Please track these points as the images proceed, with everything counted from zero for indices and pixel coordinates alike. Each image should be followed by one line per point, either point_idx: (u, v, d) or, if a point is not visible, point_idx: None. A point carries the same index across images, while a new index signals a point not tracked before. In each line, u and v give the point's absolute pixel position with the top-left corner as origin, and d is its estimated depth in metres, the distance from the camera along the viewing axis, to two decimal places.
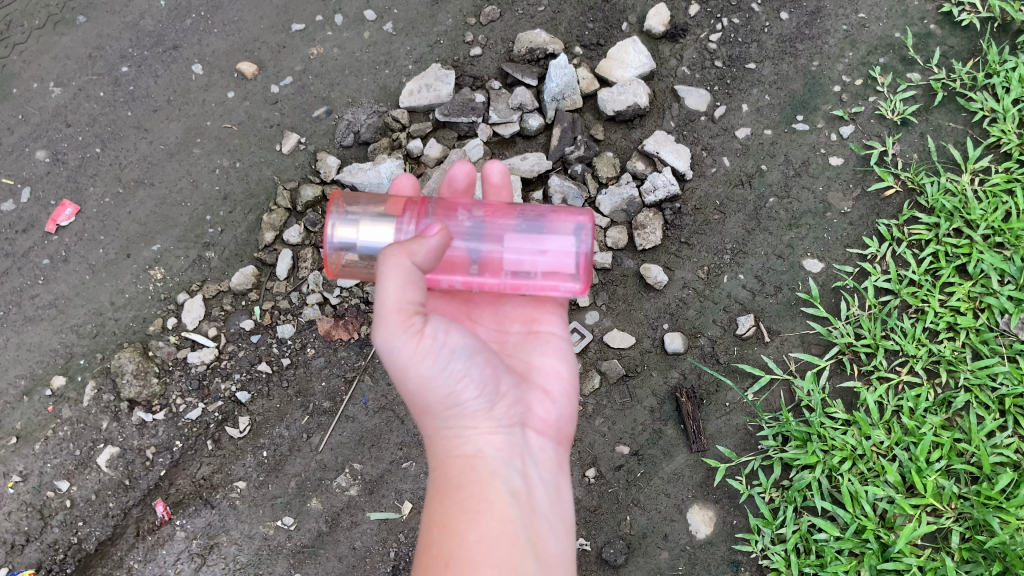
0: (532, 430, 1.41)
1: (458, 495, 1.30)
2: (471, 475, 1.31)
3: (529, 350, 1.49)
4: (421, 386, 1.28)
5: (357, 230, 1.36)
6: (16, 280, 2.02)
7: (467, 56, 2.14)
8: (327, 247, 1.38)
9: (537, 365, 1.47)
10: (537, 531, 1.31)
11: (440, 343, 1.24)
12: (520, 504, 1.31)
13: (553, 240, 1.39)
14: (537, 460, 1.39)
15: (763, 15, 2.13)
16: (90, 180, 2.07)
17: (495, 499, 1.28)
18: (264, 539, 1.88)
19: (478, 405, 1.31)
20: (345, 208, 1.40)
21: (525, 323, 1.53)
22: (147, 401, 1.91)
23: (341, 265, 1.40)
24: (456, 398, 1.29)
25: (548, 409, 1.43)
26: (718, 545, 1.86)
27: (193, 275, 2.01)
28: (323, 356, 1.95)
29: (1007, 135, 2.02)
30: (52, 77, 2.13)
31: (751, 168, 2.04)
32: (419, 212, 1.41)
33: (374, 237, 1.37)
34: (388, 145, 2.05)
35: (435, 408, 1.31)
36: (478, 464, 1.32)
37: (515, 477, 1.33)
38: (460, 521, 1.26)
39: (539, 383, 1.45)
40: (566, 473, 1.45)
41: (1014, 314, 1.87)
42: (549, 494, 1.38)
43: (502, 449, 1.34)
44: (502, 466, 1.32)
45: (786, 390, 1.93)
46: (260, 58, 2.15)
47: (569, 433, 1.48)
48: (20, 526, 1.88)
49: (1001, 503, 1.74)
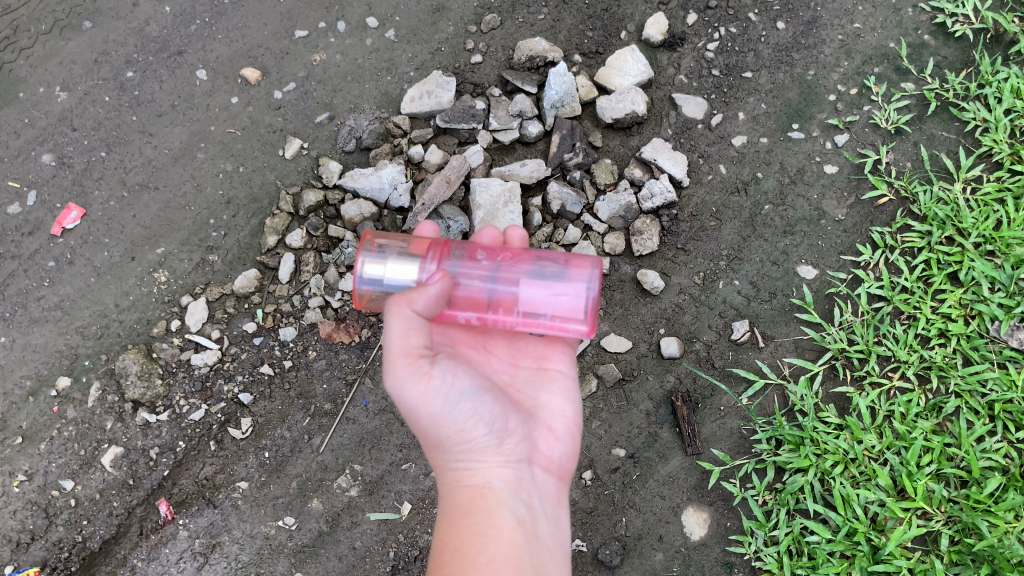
0: (538, 464, 1.44)
1: (468, 522, 1.35)
2: (480, 505, 1.35)
3: (537, 386, 1.51)
4: (432, 423, 1.32)
5: (384, 267, 1.41)
6: (22, 282, 2.04)
7: (467, 64, 2.17)
8: (357, 281, 1.43)
9: (544, 402, 1.49)
10: (541, 557, 1.35)
11: (448, 385, 1.28)
12: (526, 533, 1.35)
13: (564, 287, 1.39)
14: (541, 492, 1.42)
15: (760, 25, 2.16)
16: (96, 183, 2.10)
17: (503, 526, 1.33)
18: (265, 538, 1.91)
19: (488, 441, 1.35)
20: (376, 245, 1.44)
21: (537, 359, 1.56)
22: (151, 401, 1.95)
23: (369, 298, 1.46)
24: (465, 434, 1.32)
25: (553, 445, 1.46)
26: (711, 547, 1.89)
27: (197, 277, 2.04)
28: (324, 358, 1.98)
29: (999, 144, 2.05)
30: (58, 82, 2.16)
31: (747, 175, 2.07)
32: (441, 252, 1.45)
33: (400, 274, 1.41)
34: (390, 151, 2.09)
35: (446, 441, 1.35)
36: (487, 493, 1.36)
37: (521, 506, 1.37)
38: (472, 546, 1.31)
39: (545, 419, 1.48)
40: (568, 506, 1.48)
41: (1004, 321, 1.91)
42: (552, 524, 1.42)
43: (509, 480, 1.37)
44: (510, 496, 1.36)
45: (780, 395, 1.96)
46: (264, 64, 2.18)
47: (571, 468, 1.51)
48: (26, 524, 1.91)
49: (989, 507, 1.78)
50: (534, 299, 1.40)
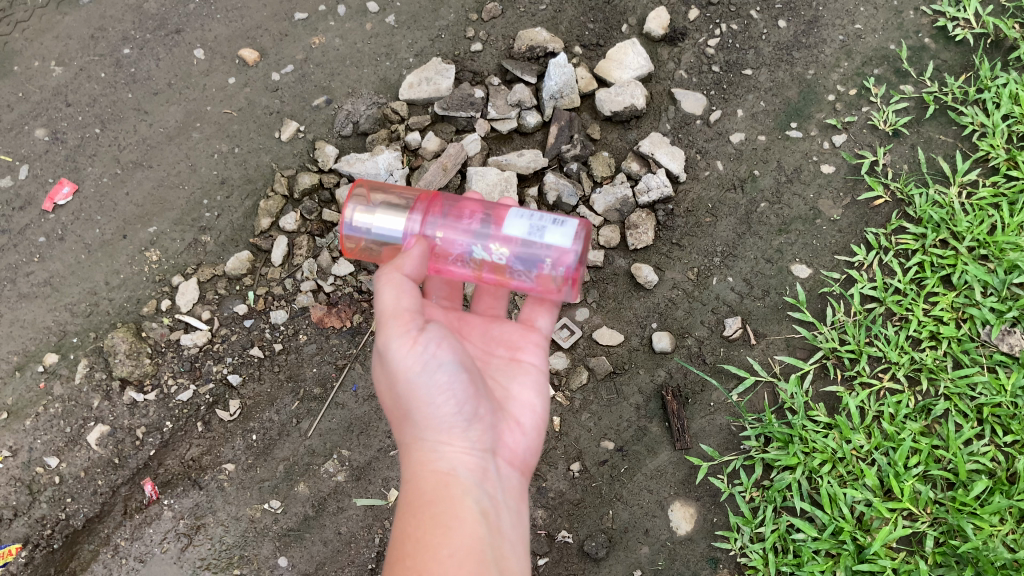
0: (502, 457, 1.44)
1: (430, 511, 1.29)
2: (444, 492, 1.31)
3: (510, 376, 1.51)
4: (407, 391, 1.32)
5: (370, 219, 1.42)
6: (11, 256, 2.02)
7: (467, 51, 2.16)
8: (344, 232, 1.44)
9: (514, 395, 1.49)
10: (502, 551, 1.30)
11: (431, 354, 1.29)
12: (488, 524, 1.31)
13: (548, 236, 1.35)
14: (504, 487, 1.41)
15: (761, 22, 2.16)
16: (89, 160, 2.08)
17: (465, 516, 1.29)
18: (250, 521, 1.90)
19: (456, 421, 1.34)
20: (366, 196, 1.45)
21: (510, 350, 1.55)
22: (139, 380, 1.93)
23: (359, 248, 1.46)
24: (438, 411, 1.33)
25: (519, 439, 1.47)
26: (697, 542, 1.89)
27: (189, 258, 2.02)
28: (315, 342, 1.97)
29: (996, 149, 2.05)
30: (54, 56, 2.14)
31: (744, 172, 2.07)
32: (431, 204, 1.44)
33: (389, 224, 1.41)
34: (387, 136, 2.07)
35: (417, 415, 1.34)
36: (453, 481, 1.32)
37: (483, 498, 1.34)
38: (432, 536, 1.25)
39: (513, 414, 1.48)
40: (527, 503, 1.47)
41: (995, 325, 1.91)
42: (513, 519, 1.39)
43: (473, 470, 1.35)
44: (473, 485, 1.34)
45: (770, 392, 1.96)
46: (262, 45, 2.16)
47: (532, 465, 1.52)
48: (9, 500, 1.89)
49: (975, 510, 1.78)
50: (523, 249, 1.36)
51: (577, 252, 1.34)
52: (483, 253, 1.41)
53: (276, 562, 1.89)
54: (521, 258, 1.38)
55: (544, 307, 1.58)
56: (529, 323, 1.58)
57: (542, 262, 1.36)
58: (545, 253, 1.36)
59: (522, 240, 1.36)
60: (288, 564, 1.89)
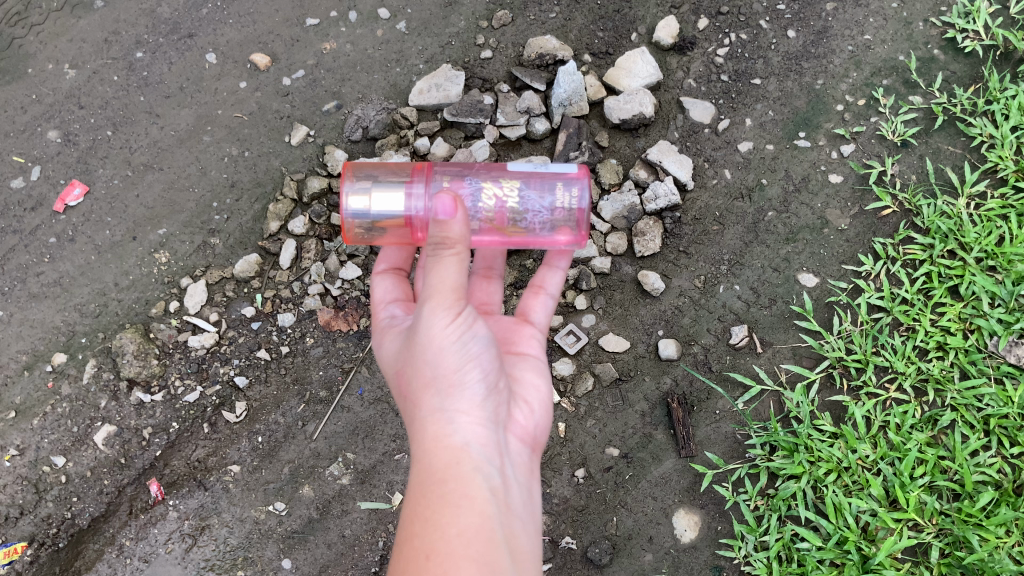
0: (513, 434, 1.43)
1: (442, 489, 1.26)
2: (458, 467, 1.28)
3: (513, 363, 1.53)
4: (435, 359, 1.30)
5: (370, 198, 1.37)
6: (22, 257, 2.03)
7: (477, 58, 2.17)
8: (343, 216, 1.38)
9: (520, 377, 1.51)
10: (512, 529, 1.30)
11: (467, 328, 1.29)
12: (498, 503, 1.29)
13: (551, 175, 1.42)
14: (516, 464, 1.40)
15: (770, 32, 2.16)
16: (100, 162, 2.09)
17: (476, 495, 1.26)
18: (255, 523, 1.90)
19: (477, 395, 1.33)
20: (357, 176, 1.39)
21: (509, 344, 1.58)
22: (147, 381, 1.94)
23: (358, 233, 1.41)
24: (463, 378, 1.31)
25: (529, 417, 1.48)
26: (701, 550, 1.89)
27: (198, 260, 2.03)
28: (321, 345, 1.98)
29: (1005, 160, 2.05)
30: (67, 59, 2.15)
31: (752, 181, 2.07)
32: (428, 176, 1.41)
33: (388, 203, 1.37)
34: (396, 142, 2.10)
35: (441, 384, 1.32)
36: (465, 458, 1.29)
37: (495, 476, 1.32)
38: (441, 514, 1.23)
39: (522, 393, 1.49)
40: (537, 479, 1.47)
41: (1003, 336, 1.90)
42: (523, 495, 1.39)
43: (486, 447, 1.33)
44: (486, 463, 1.31)
45: (776, 401, 1.96)
46: (274, 50, 2.17)
47: (540, 443, 1.52)
48: (16, 499, 1.90)
49: (981, 521, 1.78)
50: (529, 191, 1.41)
51: (582, 185, 1.42)
52: (490, 198, 1.40)
53: (280, 564, 1.89)
54: (525, 195, 1.41)
55: (539, 302, 1.66)
56: (524, 318, 1.64)
57: (550, 193, 1.41)
58: (551, 184, 1.41)
59: (525, 180, 1.41)
60: (291, 566, 1.89)
